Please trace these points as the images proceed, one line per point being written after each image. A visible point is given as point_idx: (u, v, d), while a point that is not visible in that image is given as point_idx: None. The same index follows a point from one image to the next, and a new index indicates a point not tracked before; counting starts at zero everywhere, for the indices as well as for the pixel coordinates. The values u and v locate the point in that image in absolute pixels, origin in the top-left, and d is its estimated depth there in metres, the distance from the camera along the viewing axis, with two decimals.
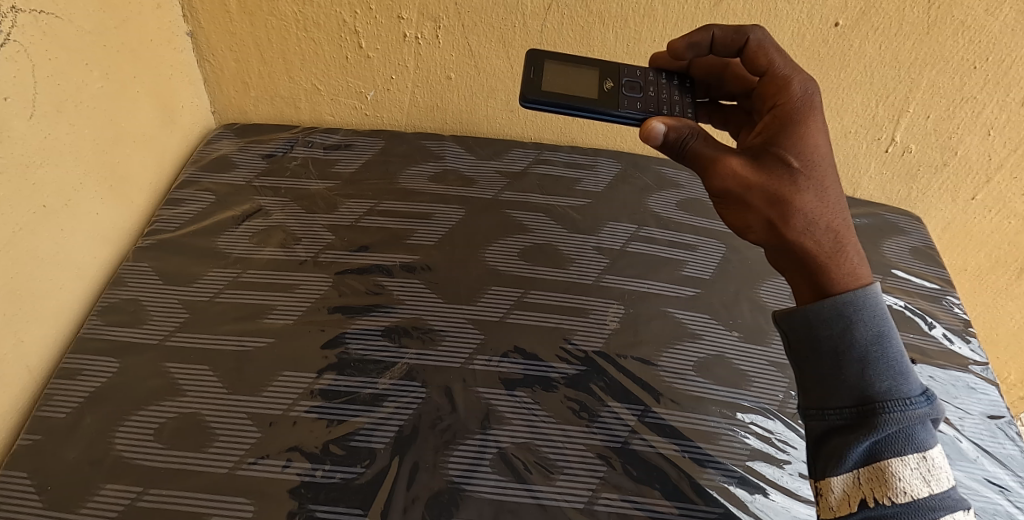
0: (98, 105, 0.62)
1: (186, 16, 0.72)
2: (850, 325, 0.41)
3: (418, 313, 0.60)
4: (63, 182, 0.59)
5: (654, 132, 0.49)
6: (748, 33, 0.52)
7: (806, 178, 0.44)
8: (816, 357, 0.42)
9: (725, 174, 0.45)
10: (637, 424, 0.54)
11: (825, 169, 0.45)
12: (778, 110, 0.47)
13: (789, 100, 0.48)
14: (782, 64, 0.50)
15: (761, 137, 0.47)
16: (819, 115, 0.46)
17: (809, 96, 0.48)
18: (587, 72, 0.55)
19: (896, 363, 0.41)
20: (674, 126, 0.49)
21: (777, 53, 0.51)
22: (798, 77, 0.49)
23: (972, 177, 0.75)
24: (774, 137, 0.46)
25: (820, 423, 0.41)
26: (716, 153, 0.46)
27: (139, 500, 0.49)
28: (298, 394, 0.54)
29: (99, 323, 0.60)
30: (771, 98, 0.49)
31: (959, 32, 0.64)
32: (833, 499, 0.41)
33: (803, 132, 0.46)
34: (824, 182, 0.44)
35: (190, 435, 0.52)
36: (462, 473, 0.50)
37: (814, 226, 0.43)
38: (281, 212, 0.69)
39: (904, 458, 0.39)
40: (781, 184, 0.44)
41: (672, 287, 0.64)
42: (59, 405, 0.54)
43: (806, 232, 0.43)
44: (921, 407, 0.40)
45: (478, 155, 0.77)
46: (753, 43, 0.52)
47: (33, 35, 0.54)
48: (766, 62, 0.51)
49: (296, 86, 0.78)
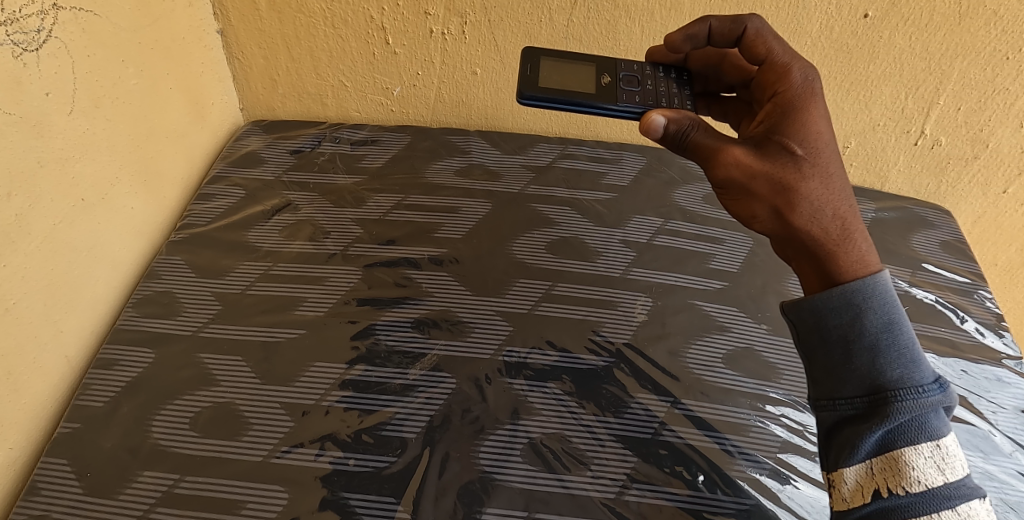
0: (133, 101, 0.63)
1: (217, 15, 0.73)
2: (859, 314, 0.41)
3: (446, 305, 0.60)
4: (100, 176, 0.60)
5: (654, 125, 0.49)
6: (746, 22, 0.51)
7: (811, 165, 0.44)
8: (825, 347, 0.42)
9: (728, 164, 0.45)
10: (665, 415, 0.54)
11: (828, 156, 0.44)
12: (778, 98, 0.47)
13: (789, 86, 0.47)
14: (782, 51, 0.49)
15: (763, 125, 0.47)
16: (820, 101, 0.46)
17: (809, 82, 0.47)
18: (583, 67, 0.55)
19: (908, 350, 0.40)
20: (674, 118, 0.49)
21: (775, 40, 0.50)
22: (798, 63, 0.48)
23: (1003, 169, 0.74)
24: (777, 125, 0.46)
25: (831, 413, 0.41)
26: (718, 143, 0.46)
27: (175, 487, 0.49)
28: (331, 384, 0.55)
29: (135, 314, 0.61)
30: (772, 85, 0.48)
31: (991, 23, 0.64)
32: (846, 490, 0.41)
33: (807, 119, 0.45)
34: (829, 168, 0.44)
35: (224, 423, 0.53)
36: (493, 462, 0.50)
37: (820, 213, 0.43)
38: (310, 206, 0.70)
39: (918, 447, 0.39)
40: (786, 171, 0.44)
41: (699, 280, 0.63)
42: (96, 394, 0.55)
43: (813, 219, 0.43)
44: (934, 395, 0.39)
45: (504, 150, 0.77)
46: (750, 32, 0.51)
47: (74, 32, 0.56)
48: (765, 50, 0.50)
49: (323, 82, 0.79)
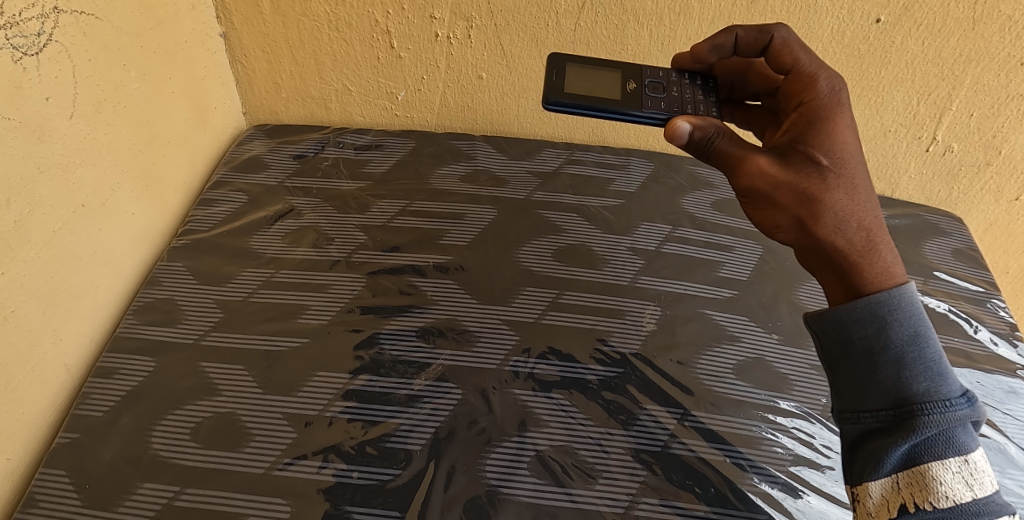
0: (135, 105, 0.62)
1: (220, 18, 0.72)
2: (885, 325, 0.40)
3: (452, 313, 0.59)
4: (101, 181, 0.59)
5: (679, 131, 0.48)
6: (772, 32, 0.51)
7: (836, 176, 0.43)
8: (849, 359, 0.41)
9: (752, 173, 0.44)
10: (675, 427, 0.52)
11: (855, 167, 0.43)
12: (804, 108, 0.46)
13: (815, 97, 0.46)
14: (808, 61, 0.49)
15: (788, 135, 0.46)
16: (846, 112, 0.45)
17: (836, 93, 0.46)
18: (608, 74, 0.54)
19: (934, 364, 0.39)
20: (699, 124, 0.48)
21: (802, 50, 0.50)
22: (825, 73, 0.48)
23: (1016, 176, 0.73)
24: (802, 135, 0.45)
25: (855, 426, 0.40)
26: (742, 151, 0.45)
27: (176, 499, 0.49)
28: (334, 394, 0.54)
29: (136, 322, 0.60)
30: (797, 95, 0.48)
31: (1006, 28, 0.63)
32: (871, 505, 0.40)
33: (832, 129, 0.44)
34: (855, 179, 0.43)
35: (226, 434, 0.52)
36: (500, 476, 0.49)
37: (845, 225, 0.42)
38: (313, 212, 0.69)
39: (945, 462, 0.38)
40: (811, 182, 0.42)
41: (708, 289, 0.62)
42: (96, 403, 0.54)
43: (837, 230, 0.42)
44: (962, 409, 0.38)
45: (510, 155, 0.76)
46: (777, 41, 0.50)
47: (75, 35, 0.55)
48: (792, 60, 0.49)
49: (327, 87, 0.78)
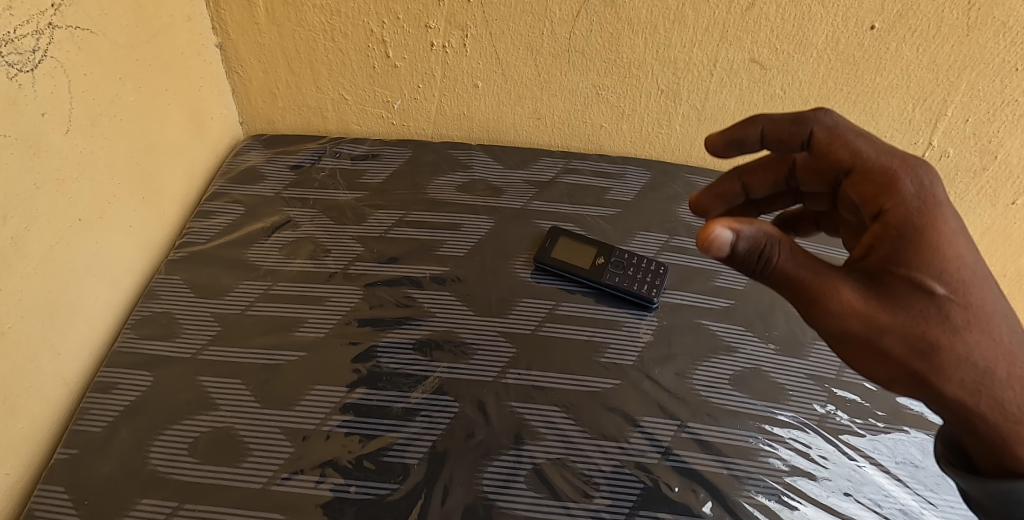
0: (131, 118, 0.62)
1: (215, 29, 0.72)
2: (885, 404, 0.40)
3: (449, 325, 0.59)
4: (98, 195, 0.59)
5: (719, 242, 0.38)
6: (814, 123, 0.44)
7: (956, 303, 0.37)
8: None
9: (842, 308, 0.38)
10: (673, 439, 0.53)
11: (975, 281, 0.38)
12: (886, 215, 0.39)
13: (899, 201, 0.39)
14: (871, 151, 0.42)
15: (878, 251, 0.39)
16: (949, 213, 0.38)
17: (927, 190, 0.39)
18: None
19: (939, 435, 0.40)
20: (743, 232, 0.38)
21: (856, 138, 0.43)
22: (905, 166, 0.40)
23: (1012, 180, 0.73)
24: (895, 252, 0.38)
25: None
26: (824, 281, 0.38)
27: (174, 515, 0.49)
28: (331, 407, 0.54)
29: (133, 336, 0.60)
30: (873, 198, 0.40)
31: (1001, 34, 0.63)
32: None
33: (936, 239, 0.38)
34: (973, 296, 0.38)
35: (224, 448, 0.52)
36: (497, 489, 0.49)
37: (977, 351, 0.37)
38: (310, 223, 0.70)
39: None
40: (928, 317, 0.37)
41: (705, 299, 0.63)
42: (94, 418, 0.55)
43: (969, 356, 0.37)
44: None
45: (507, 164, 0.76)
46: (824, 133, 0.43)
47: (69, 51, 0.55)
48: (849, 153, 0.42)
49: (323, 96, 0.78)
